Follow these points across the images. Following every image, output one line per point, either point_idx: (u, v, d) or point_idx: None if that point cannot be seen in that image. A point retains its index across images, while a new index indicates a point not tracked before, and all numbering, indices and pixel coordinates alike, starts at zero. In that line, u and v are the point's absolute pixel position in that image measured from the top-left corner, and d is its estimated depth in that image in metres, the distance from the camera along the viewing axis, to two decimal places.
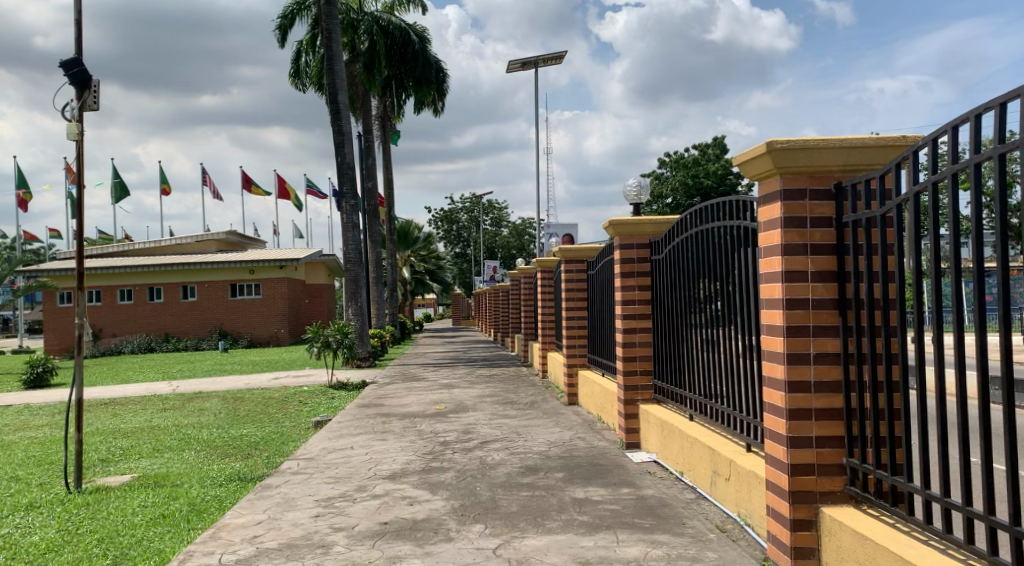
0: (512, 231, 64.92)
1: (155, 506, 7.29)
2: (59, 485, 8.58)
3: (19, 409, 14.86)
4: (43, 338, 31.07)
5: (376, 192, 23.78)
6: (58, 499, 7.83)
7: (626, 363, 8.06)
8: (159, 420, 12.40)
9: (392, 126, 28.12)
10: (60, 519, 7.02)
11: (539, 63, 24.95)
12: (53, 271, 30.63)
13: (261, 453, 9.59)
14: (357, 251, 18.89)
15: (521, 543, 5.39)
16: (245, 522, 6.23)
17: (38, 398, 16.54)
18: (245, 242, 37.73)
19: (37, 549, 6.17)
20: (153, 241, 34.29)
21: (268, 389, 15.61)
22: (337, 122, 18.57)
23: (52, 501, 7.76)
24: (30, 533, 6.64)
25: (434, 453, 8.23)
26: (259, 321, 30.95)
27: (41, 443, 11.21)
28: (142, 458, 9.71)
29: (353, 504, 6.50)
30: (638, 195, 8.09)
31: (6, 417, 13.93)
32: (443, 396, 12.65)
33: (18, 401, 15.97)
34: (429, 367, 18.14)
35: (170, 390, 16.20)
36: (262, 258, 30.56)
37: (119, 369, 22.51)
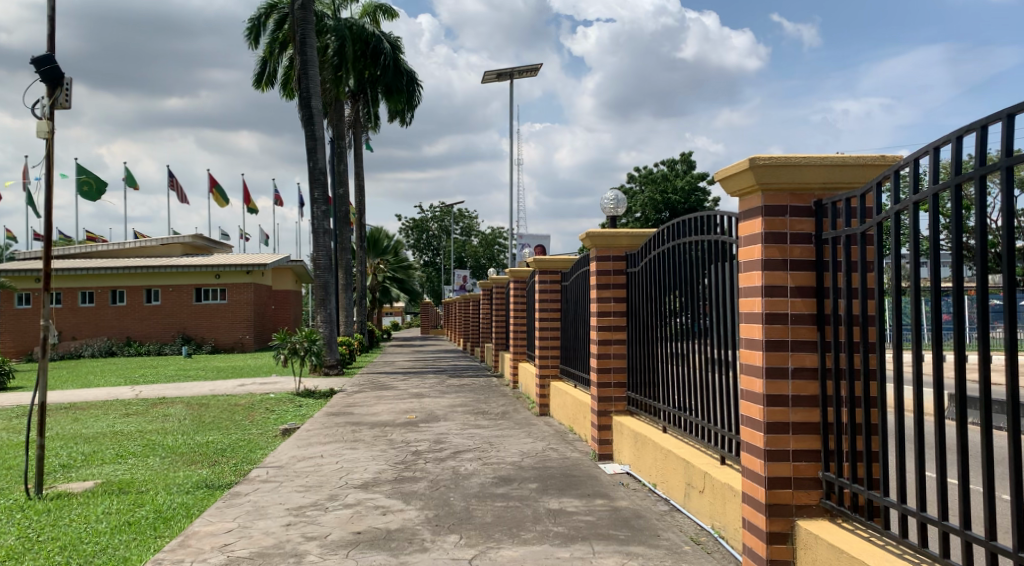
0: (482, 241, 64.86)
1: (119, 513, 7.14)
2: (19, 490, 8.39)
3: None
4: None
5: (347, 199, 23.59)
6: (18, 506, 7.65)
7: (600, 375, 8.06)
8: (123, 425, 12.18)
9: (363, 136, 28.01)
10: (20, 526, 6.85)
11: (514, 75, 25.03)
12: (13, 272, 29.95)
13: (228, 460, 9.44)
14: (327, 258, 18.70)
15: (497, 554, 5.36)
16: (214, 530, 6.14)
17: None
18: (211, 246, 37.20)
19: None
20: (117, 243, 33.65)
21: (234, 396, 15.38)
22: (310, 128, 18.42)
23: (11, 507, 7.59)
24: None
25: (406, 463, 8.18)
26: (224, 326, 30.60)
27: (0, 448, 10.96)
28: (105, 464, 9.52)
29: (325, 513, 6.43)
30: (615, 208, 8.12)
31: None
32: (413, 405, 12.57)
33: None
34: (398, 376, 17.96)
35: (134, 395, 15.91)
36: (228, 263, 30.16)
37: (81, 372, 22.07)
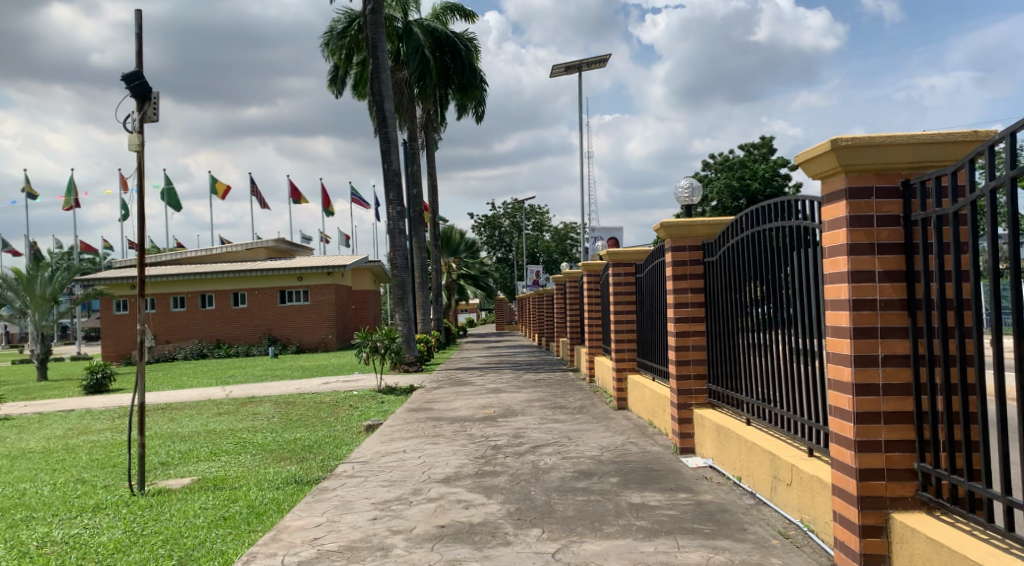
0: (554, 235, 64.76)
1: (215, 508, 7.39)
2: (123, 487, 8.78)
3: (82, 414, 15.25)
4: (101, 344, 31.80)
5: (421, 199, 23.85)
6: (123, 501, 8.01)
7: (680, 367, 7.94)
8: (215, 424, 12.61)
9: (434, 135, 28.34)
10: (125, 520, 7.18)
11: (583, 67, 24.85)
12: (111, 279, 31.31)
13: (315, 457, 9.66)
14: (404, 258, 18.93)
15: (580, 548, 5.34)
16: (305, 524, 6.29)
17: (97, 403, 16.91)
18: (293, 250, 38.18)
19: (104, 549, 6.32)
20: (206, 249, 34.86)
21: (319, 393, 15.75)
22: (384, 130, 18.68)
23: (117, 503, 7.95)
24: (98, 534, 6.82)
25: (486, 457, 8.23)
26: (308, 326, 31.32)
27: (103, 449, 11.48)
28: (201, 462, 9.86)
29: (409, 507, 6.52)
30: (690, 196, 7.98)
31: (68, 422, 14.32)
32: (491, 400, 12.64)
33: (80, 406, 16.38)
34: (475, 372, 18.08)
35: (226, 395, 16.46)
36: (310, 265, 30.86)
37: (176, 374, 22.94)
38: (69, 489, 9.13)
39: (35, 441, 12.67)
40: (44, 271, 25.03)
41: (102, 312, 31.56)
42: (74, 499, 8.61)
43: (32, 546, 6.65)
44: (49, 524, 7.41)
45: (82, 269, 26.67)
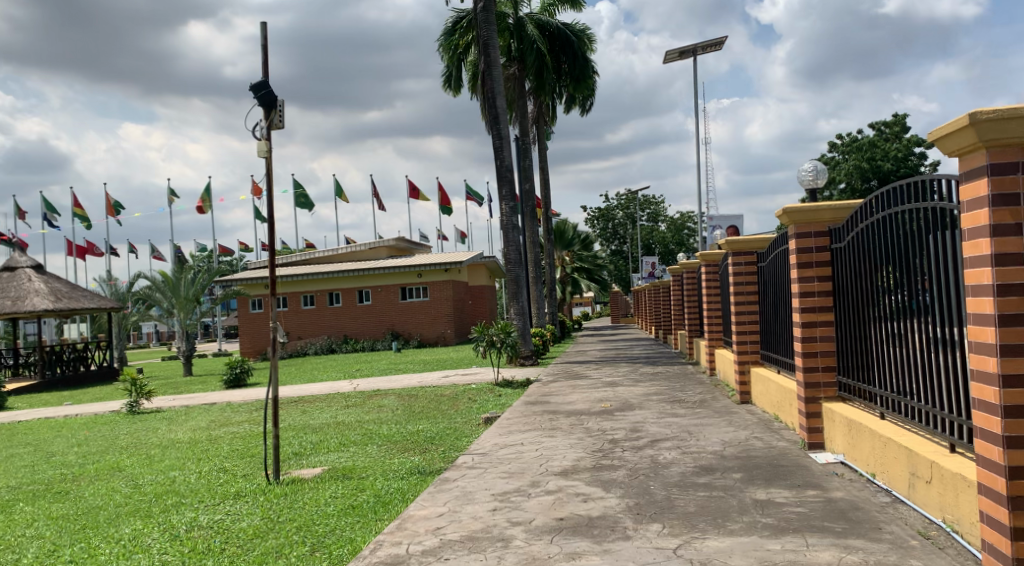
0: (670, 225, 63.75)
1: (344, 497, 7.63)
2: (261, 477, 9.24)
3: (222, 406, 16.10)
4: (240, 342, 33.43)
5: (534, 193, 23.91)
6: (260, 489, 8.42)
7: (806, 359, 7.61)
8: (343, 416, 13.01)
9: (545, 128, 28.32)
10: (262, 507, 7.55)
11: (698, 51, 24.28)
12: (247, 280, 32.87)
13: (437, 448, 9.82)
14: (517, 253, 19.01)
15: (703, 544, 5.18)
16: (428, 513, 6.38)
17: (233, 396, 17.79)
18: (413, 248, 39.03)
19: (245, 535, 6.69)
20: (332, 249, 36.12)
21: (439, 387, 16.03)
22: (496, 127, 18.77)
23: (255, 490, 8.36)
24: (239, 520, 7.19)
25: (604, 451, 8.13)
26: (427, 321, 31.91)
27: (242, 440, 12.07)
28: (331, 452, 10.19)
29: (528, 499, 6.51)
30: (814, 179, 7.63)
31: (209, 414, 15.13)
32: (608, 394, 12.52)
33: (219, 399, 17.28)
34: (592, 365, 17.98)
35: (352, 388, 17.00)
36: (428, 261, 31.44)
37: (306, 368, 23.91)
38: (214, 478, 9.86)
39: (182, 432, 13.45)
40: (187, 273, 26.48)
41: (240, 310, 33.10)
42: (219, 487, 9.45)
43: (182, 531, 7.19)
44: (197, 510, 7.95)
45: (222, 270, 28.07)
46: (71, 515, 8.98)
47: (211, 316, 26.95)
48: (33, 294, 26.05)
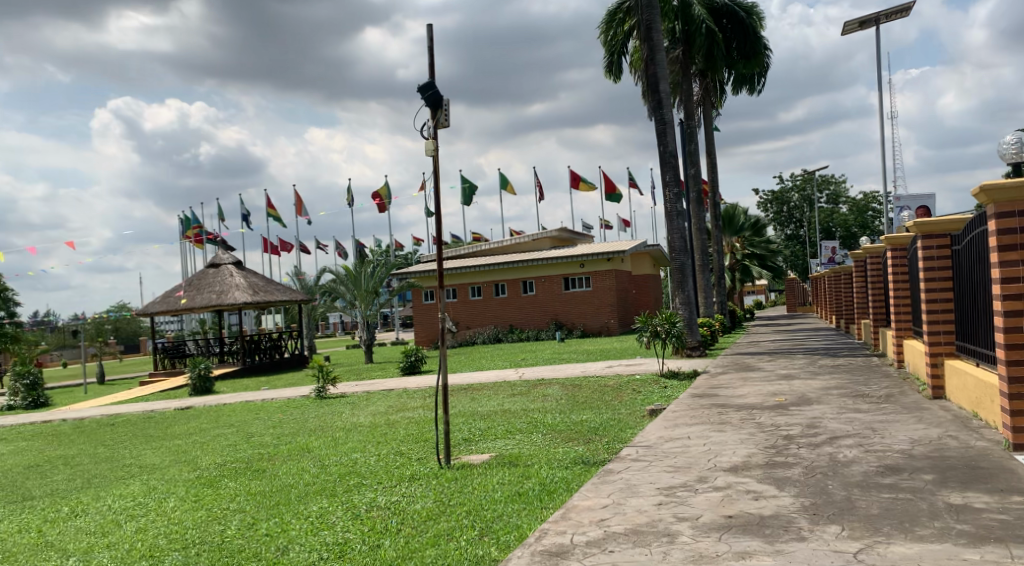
0: (852, 207, 60.18)
1: (511, 484, 8.44)
2: (433, 460, 9.90)
3: (396, 392, 16.79)
4: (414, 331, 34.63)
5: (700, 178, 23.22)
6: (433, 473, 9.26)
7: (1010, 351, 6.87)
8: (509, 404, 13.17)
9: (712, 111, 27.47)
10: (436, 491, 8.70)
11: (881, 19, 22.71)
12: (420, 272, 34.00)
13: (601, 438, 9.72)
14: (683, 240, 18.53)
15: (888, 549, 4.78)
16: (592, 504, 6.29)
17: (407, 383, 18.53)
18: (574, 238, 38.98)
19: (419, 517, 8.04)
20: (498, 240, 36.71)
21: (604, 377, 15.92)
22: (659, 112, 18.35)
23: (428, 475, 9.24)
24: (413, 501, 8.51)
25: (777, 448, 7.71)
26: (591, 312, 31.81)
27: (416, 424, 12.58)
28: (499, 438, 10.40)
29: (694, 495, 6.27)
30: (1018, 152, 6.87)
31: (386, 399, 15.82)
32: (782, 388, 11.93)
33: (394, 386, 18.03)
34: (765, 357, 17.23)
35: (518, 376, 17.23)
36: (591, 251, 31.28)
37: (476, 357, 24.44)
38: (392, 460, 10.31)
39: (362, 416, 14.11)
40: (368, 266, 27.71)
41: (414, 301, 34.31)
42: (397, 469, 9.92)
43: (363, 510, 8.53)
44: (376, 490, 9.08)
45: (400, 264, 29.18)
46: (267, 492, 9.74)
47: (389, 307, 28.17)
48: (234, 288, 28.15)
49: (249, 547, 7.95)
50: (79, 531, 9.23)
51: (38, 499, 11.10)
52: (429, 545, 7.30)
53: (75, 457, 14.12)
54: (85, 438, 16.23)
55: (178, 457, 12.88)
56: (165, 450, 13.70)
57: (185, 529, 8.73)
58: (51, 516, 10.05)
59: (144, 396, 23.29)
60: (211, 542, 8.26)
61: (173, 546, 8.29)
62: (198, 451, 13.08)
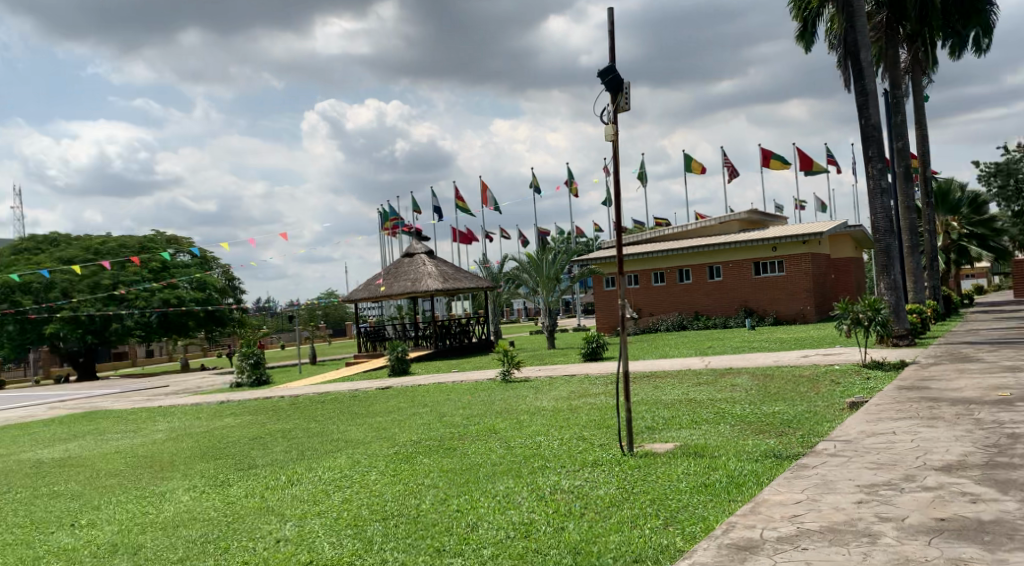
0: None
1: (697, 474, 8.27)
2: (616, 446, 9.82)
3: (581, 378, 16.83)
4: (595, 317, 34.61)
5: (908, 152, 21.55)
6: (616, 460, 9.19)
7: None
8: (696, 393, 12.83)
9: (924, 78, 25.41)
10: (619, 477, 8.62)
11: None
12: (602, 258, 34.10)
13: (795, 431, 9.24)
14: (887, 220, 17.28)
15: None
16: (784, 499, 5.97)
17: (592, 369, 18.53)
18: (767, 221, 37.25)
19: (602, 503, 8.03)
20: (682, 226, 36.07)
21: (798, 367, 15.15)
22: (860, 82, 17.26)
23: (611, 461, 9.17)
24: (597, 486, 8.48)
25: (1000, 447, 6.98)
26: (785, 298, 30.21)
27: (599, 411, 12.54)
28: (683, 428, 10.15)
29: (900, 494, 5.79)
30: None
31: (571, 385, 15.92)
32: (1006, 381, 10.82)
33: (579, 371, 18.09)
34: (986, 347, 15.72)
35: (705, 365, 16.76)
36: (785, 233, 29.74)
37: (661, 344, 24.06)
38: (574, 445, 10.31)
39: (547, 401, 14.25)
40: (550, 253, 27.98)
41: (596, 288, 34.31)
42: (580, 453, 9.92)
43: (547, 492, 8.59)
44: (559, 473, 9.11)
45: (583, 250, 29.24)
46: (457, 470, 10.02)
47: (572, 293, 28.26)
48: (427, 276, 29.31)
49: (442, 522, 8.28)
50: (294, 498, 9.96)
51: (260, 468, 12.07)
52: (614, 531, 7.35)
53: (289, 431, 15.23)
54: (297, 414, 17.49)
55: (378, 433, 13.59)
56: (366, 427, 14.47)
57: (383, 501, 9.22)
58: (270, 483, 10.89)
59: (348, 377, 24.81)
60: (407, 514, 8.67)
61: (373, 516, 8.80)
62: (395, 429, 13.71)
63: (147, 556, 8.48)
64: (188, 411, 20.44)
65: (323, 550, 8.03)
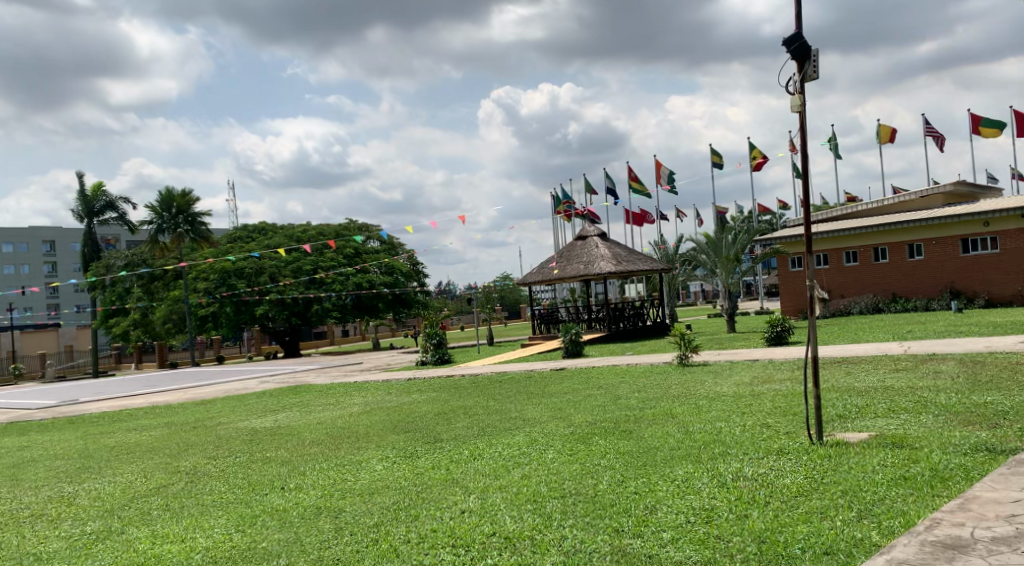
0: None
1: (894, 466, 7.70)
2: (803, 435, 9.29)
3: (764, 363, 16.15)
4: (780, 301, 33.04)
5: None
6: (803, 449, 8.70)
7: None
8: (893, 380, 11.97)
9: None
10: (807, 467, 8.14)
11: None
12: (788, 237, 32.60)
13: (1011, 424, 8.41)
14: None
15: None
16: (1000, 496, 5.87)
17: (778, 353, 17.72)
18: (976, 193, 34.21)
19: (789, 491, 7.64)
20: (877, 202, 33.89)
21: (1015, 353, 13.77)
22: None
23: (797, 450, 8.70)
24: (782, 476, 8.05)
25: None
26: (1000, 278, 27.70)
27: (784, 397, 11.95)
28: (878, 418, 9.46)
29: None
30: None
31: (753, 370, 15.32)
32: None
33: (763, 356, 17.35)
34: None
35: (903, 350, 15.60)
36: (998, 207, 27.30)
37: (851, 328, 22.68)
38: (758, 432, 9.85)
39: (727, 386, 13.78)
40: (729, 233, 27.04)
41: (780, 269, 32.89)
42: (763, 440, 9.47)
43: (729, 479, 8.27)
44: (742, 460, 8.75)
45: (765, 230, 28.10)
46: (635, 452, 9.86)
47: (752, 275, 27.06)
48: (601, 258, 29.21)
49: (619, 503, 8.18)
50: (476, 472, 10.19)
51: (445, 442, 12.45)
52: (802, 521, 6.98)
53: (471, 409, 15.61)
54: (478, 392, 17.94)
55: (555, 413, 13.65)
56: (544, 406, 14.57)
57: (562, 479, 9.24)
58: (455, 457, 11.20)
59: (525, 358, 25.20)
60: (585, 493, 8.64)
61: (552, 493, 8.85)
62: (573, 410, 13.72)
63: (344, 519, 8.97)
64: (377, 387, 21.46)
65: (505, 524, 8.20)
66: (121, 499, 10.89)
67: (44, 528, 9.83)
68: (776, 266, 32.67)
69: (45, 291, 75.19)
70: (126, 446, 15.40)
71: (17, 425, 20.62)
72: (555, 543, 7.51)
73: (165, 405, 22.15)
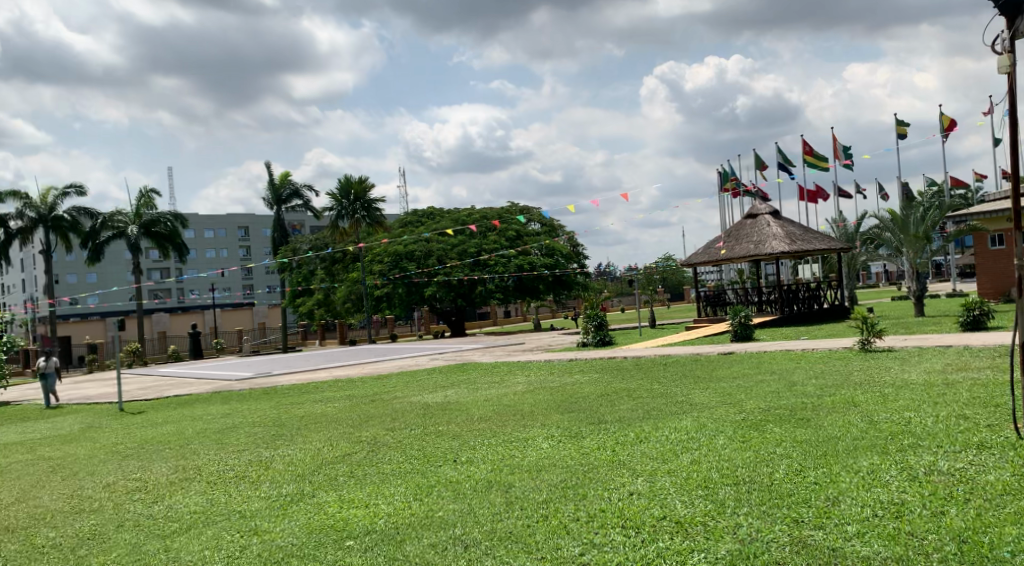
0: None
1: None
2: (1008, 430, 8.56)
3: (957, 350, 14.96)
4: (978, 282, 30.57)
5: None
6: (1009, 444, 8.03)
7: None
8: None
9: None
10: (1013, 463, 7.59)
11: None
12: (986, 213, 29.90)
13: None
14: None
15: None
16: None
17: (974, 339, 16.39)
18: None
19: (993, 491, 7.10)
20: None
21: None
22: None
23: (1002, 445, 8.03)
24: (984, 471, 7.53)
25: None
26: None
27: (983, 386, 11.07)
28: None
29: None
30: None
31: (946, 357, 14.26)
32: None
33: (957, 342, 16.10)
34: None
35: None
36: None
37: None
38: (953, 424, 9.13)
39: (916, 373, 12.93)
40: (917, 210, 25.26)
41: (977, 249, 30.34)
42: (961, 433, 8.77)
43: (921, 472, 7.74)
44: (936, 453, 8.15)
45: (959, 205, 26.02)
46: (814, 441, 9.39)
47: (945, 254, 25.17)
48: (773, 237, 28.11)
49: (798, 492, 7.80)
50: (644, 455, 10.03)
51: (610, 423, 12.35)
52: (1012, 525, 6.58)
53: (635, 391, 15.42)
54: (643, 374, 17.74)
55: (725, 398, 13.24)
56: (712, 391, 14.16)
57: (735, 466, 8.93)
58: (621, 438, 11.09)
59: (692, 340, 24.65)
60: (760, 482, 8.31)
61: (724, 479, 8.58)
62: (743, 395, 13.26)
63: (515, 494, 9.08)
64: (542, 367, 21.64)
65: (676, 508, 8.04)
66: (309, 465, 11.57)
67: (243, 488, 10.61)
68: (973, 245, 30.11)
69: (238, 271, 81.25)
70: (311, 417, 16.38)
71: (218, 394, 22.41)
72: (730, 531, 7.27)
73: (345, 379, 23.40)
